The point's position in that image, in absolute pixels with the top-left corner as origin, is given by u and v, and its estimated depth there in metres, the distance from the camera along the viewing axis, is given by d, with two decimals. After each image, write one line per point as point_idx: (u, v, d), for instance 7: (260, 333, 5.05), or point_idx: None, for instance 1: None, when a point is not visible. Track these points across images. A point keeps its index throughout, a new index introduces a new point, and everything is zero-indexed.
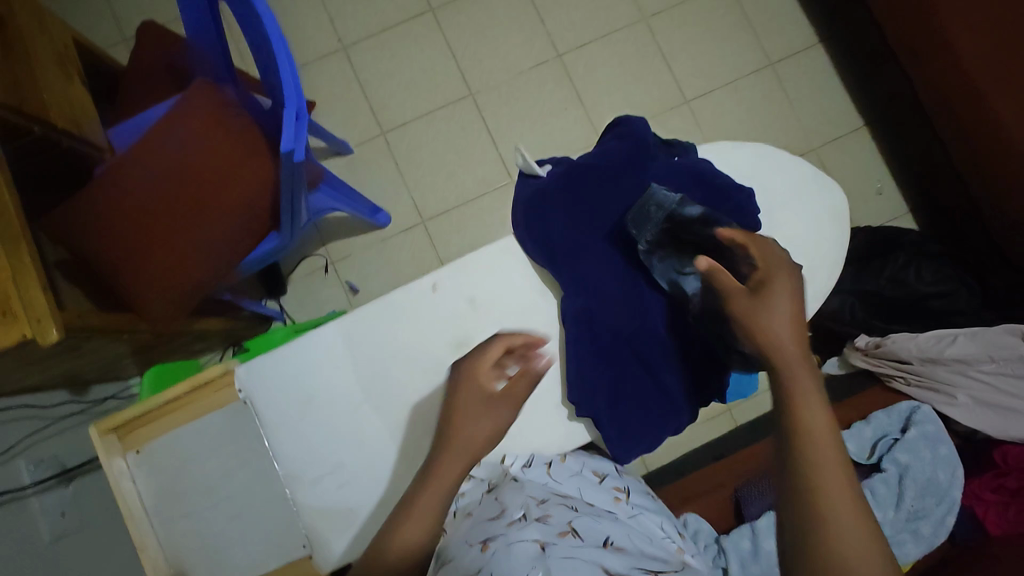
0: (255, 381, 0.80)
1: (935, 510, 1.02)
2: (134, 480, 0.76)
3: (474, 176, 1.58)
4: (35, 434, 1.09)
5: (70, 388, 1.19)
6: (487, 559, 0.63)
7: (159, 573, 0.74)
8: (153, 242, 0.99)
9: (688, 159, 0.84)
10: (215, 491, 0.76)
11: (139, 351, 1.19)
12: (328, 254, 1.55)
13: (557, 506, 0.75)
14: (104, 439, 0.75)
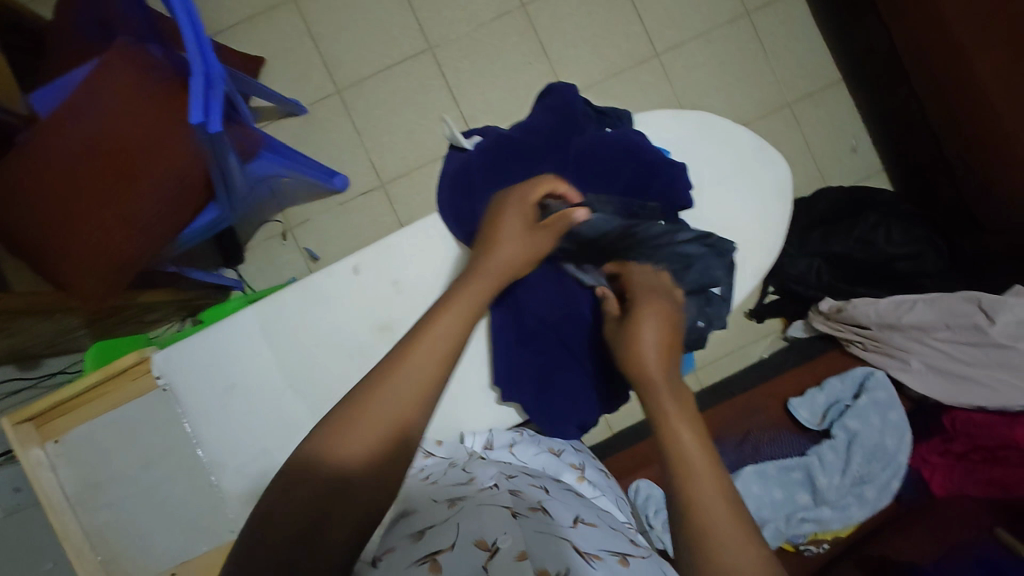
0: (175, 370, 0.78)
1: (880, 474, 1.04)
2: (54, 470, 0.75)
3: (435, 136, 1.52)
4: None
5: (16, 363, 1.16)
6: (453, 514, 0.65)
7: (86, 558, 0.74)
8: (78, 216, 0.93)
9: (621, 133, 0.81)
10: (136, 481, 0.76)
11: (86, 326, 1.16)
12: (285, 220, 1.51)
13: (526, 483, 0.75)
14: (17, 430, 0.74)
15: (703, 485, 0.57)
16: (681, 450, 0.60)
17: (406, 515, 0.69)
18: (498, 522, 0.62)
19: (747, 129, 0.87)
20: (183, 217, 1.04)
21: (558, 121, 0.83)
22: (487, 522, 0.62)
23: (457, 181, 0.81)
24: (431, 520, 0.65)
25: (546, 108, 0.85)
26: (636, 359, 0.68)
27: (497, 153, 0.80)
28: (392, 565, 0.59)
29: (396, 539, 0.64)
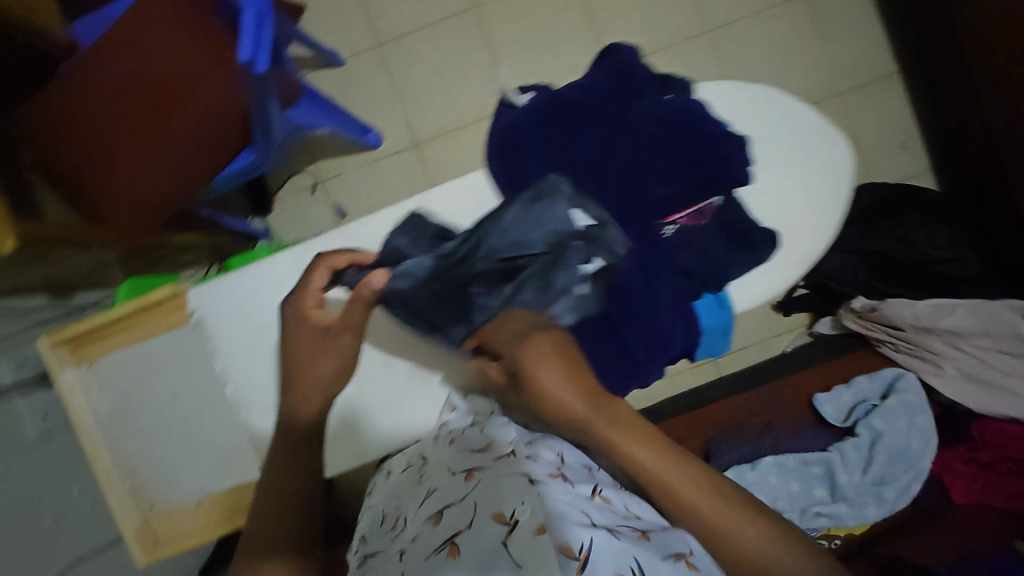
0: (208, 305, 0.79)
1: (902, 476, 1.03)
2: (86, 393, 0.78)
3: (472, 99, 1.49)
4: (18, 337, 1.09)
5: (51, 292, 1.18)
6: (469, 489, 0.73)
7: (114, 481, 0.77)
8: (123, 154, 0.91)
9: (681, 99, 0.73)
10: (166, 412, 0.78)
11: (120, 262, 1.18)
12: (317, 173, 1.50)
13: (544, 450, 0.80)
14: (54, 351, 0.76)
15: (647, 459, 0.62)
16: (620, 443, 0.63)
17: (428, 494, 0.78)
18: (515, 491, 0.69)
19: (812, 108, 0.83)
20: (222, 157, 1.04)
21: (615, 78, 0.74)
22: (506, 494, 0.69)
23: (502, 139, 0.74)
24: (450, 495, 0.74)
25: (604, 67, 0.78)
26: (555, 406, 0.64)
27: (542, 112, 0.73)
28: (422, 546, 0.69)
29: (420, 521, 0.74)
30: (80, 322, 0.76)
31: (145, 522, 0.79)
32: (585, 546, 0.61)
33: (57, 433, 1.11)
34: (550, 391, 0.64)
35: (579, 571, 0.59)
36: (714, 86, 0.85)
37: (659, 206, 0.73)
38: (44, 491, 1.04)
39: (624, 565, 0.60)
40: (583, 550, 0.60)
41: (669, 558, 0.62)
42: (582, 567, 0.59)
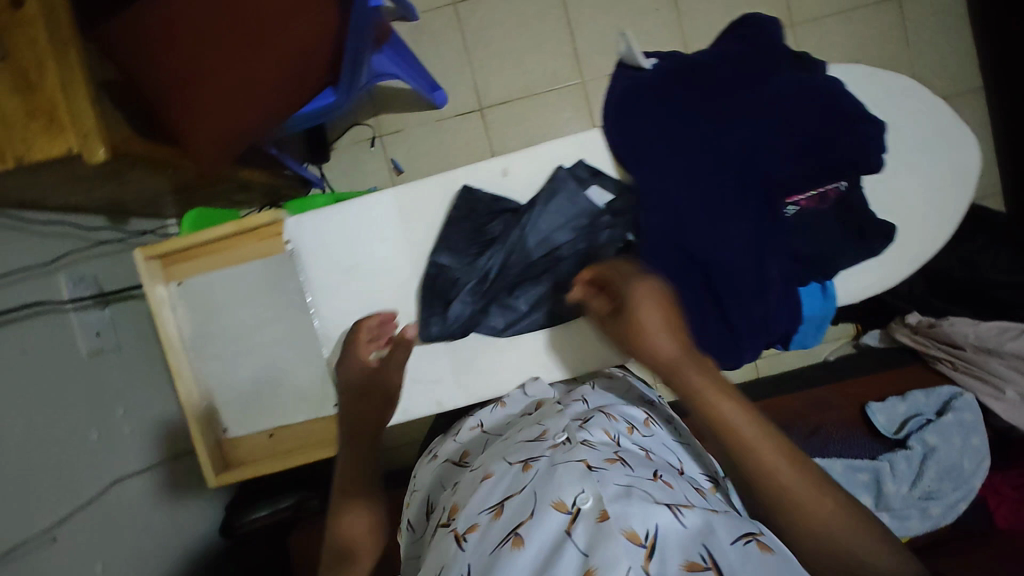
0: (303, 233, 0.83)
1: (949, 493, 1.01)
2: (174, 309, 0.83)
3: (544, 68, 1.46)
4: (75, 253, 1.09)
5: (108, 215, 1.18)
6: (528, 478, 0.65)
7: (192, 398, 0.82)
8: (203, 76, 0.86)
9: (820, 76, 0.68)
10: (250, 338, 0.84)
11: (175, 195, 1.17)
12: (377, 127, 1.47)
13: (599, 430, 0.72)
14: (150, 264, 0.81)
15: (735, 419, 0.60)
16: (715, 404, 0.60)
17: (482, 480, 0.70)
18: (573, 477, 0.62)
19: (941, 101, 0.79)
20: (300, 100, 1.02)
21: (758, 49, 0.69)
22: (562, 478, 0.62)
23: (623, 98, 0.72)
24: (508, 486, 0.65)
25: (742, 36, 0.73)
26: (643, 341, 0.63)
27: (671, 76, 0.70)
28: (479, 540, 0.61)
29: (475, 510, 0.66)
30: (180, 238, 0.80)
31: (219, 444, 0.85)
32: (650, 533, 0.54)
33: (106, 351, 1.11)
34: (654, 331, 0.62)
35: (645, 560, 0.52)
36: (849, 69, 0.82)
37: (778, 185, 0.66)
38: (90, 409, 1.04)
39: (691, 553, 0.53)
40: (649, 537, 0.54)
41: (738, 542, 0.54)
42: (649, 556, 0.52)
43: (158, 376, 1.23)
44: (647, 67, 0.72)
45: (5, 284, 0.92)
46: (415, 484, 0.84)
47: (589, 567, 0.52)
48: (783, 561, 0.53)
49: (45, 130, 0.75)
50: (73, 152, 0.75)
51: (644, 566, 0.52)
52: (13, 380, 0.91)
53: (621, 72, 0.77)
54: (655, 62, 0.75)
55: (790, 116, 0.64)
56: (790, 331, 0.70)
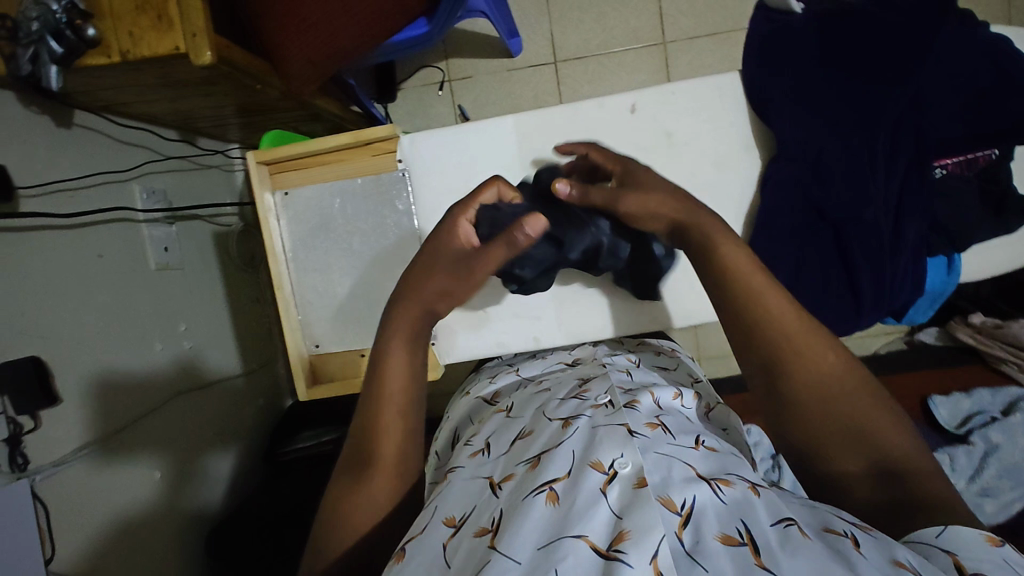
0: (415, 153, 0.82)
1: (1007, 492, 1.00)
2: (278, 216, 0.84)
3: (625, 26, 1.41)
4: (149, 164, 1.07)
5: (179, 129, 1.15)
6: (567, 435, 0.55)
7: (289, 308, 0.83)
8: None
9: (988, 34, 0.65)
10: (350, 255, 0.84)
11: (242, 118, 1.14)
12: (448, 70, 1.44)
13: (644, 392, 0.65)
14: (259, 169, 0.81)
15: (789, 324, 0.58)
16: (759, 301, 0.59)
17: (519, 436, 0.61)
18: (614, 438, 0.53)
19: None
20: (400, 26, 0.98)
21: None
22: (601, 439, 0.53)
23: (765, 43, 0.70)
24: (543, 443, 0.57)
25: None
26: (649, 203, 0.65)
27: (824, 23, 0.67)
28: (510, 491, 0.52)
29: (510, 464, 0.57)
30: (296, 146, 0.80)
31: (309, 359, 0.86)
32: (688, 502, 0.47)
33: (173, 268, 1.10)
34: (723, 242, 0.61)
35: (679, 529, 0.45)
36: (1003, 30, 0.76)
37: (934, 145, 0.66)
38: (156, 324, 1.04)
39: (728, 526, 0.45)
40: (686, 506, 0.46)
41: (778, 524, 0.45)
42: (683, 526, 0.45)
43: (215, 300, 1.22)
44: (798, 12, 0.70)
45: (85, 187, 0.91)
46: (448, 420, 0.83)
47: (621, 531, 0.44)
48: (832, 546, 0.43)
49: (155, 26, 0.75)
50: (181, 52, 0.75)
51: (678, 533, 0.45)
52: (90, 285, 0.90)
53: (762, 16, 0.74)
54: (801, 7, 0.72)
55: (957, 74, 0.64)
56: (908, 302, 0.70)
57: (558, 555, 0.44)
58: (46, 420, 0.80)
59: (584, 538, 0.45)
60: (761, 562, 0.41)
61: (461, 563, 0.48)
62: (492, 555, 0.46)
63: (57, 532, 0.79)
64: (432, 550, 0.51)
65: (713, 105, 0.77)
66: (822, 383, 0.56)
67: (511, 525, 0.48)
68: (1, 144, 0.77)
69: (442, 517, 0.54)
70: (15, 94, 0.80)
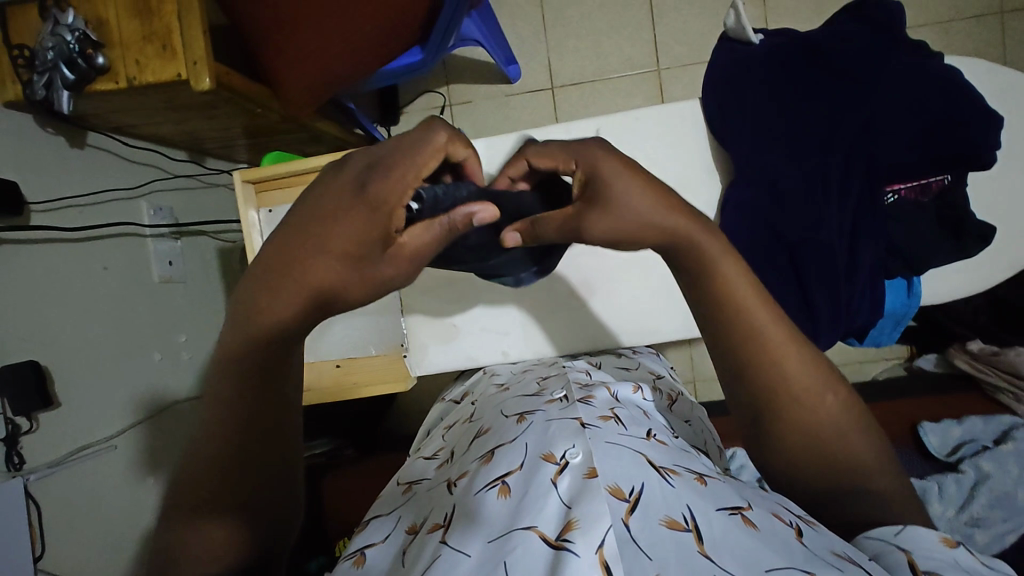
0: None
1: (999, 523, 0.97)
2: (262, 232, 0.89)
3: (620, 54, 1.45)
4: (157, 182, 1.12)
5: (189, 150, 1.22)
6: (522, 430, 0.58)
7: None
8: (300, 19, 0.87)
9: (938, 65, 0.68)
10: None
11: (248, 139, 1.20)
12: (448, 95, 1.49)
13: (601, 387, 0.66)
14: (244, 187, 0.86)
15: (797, 368, 0.57)
16: (766, 333, 0.57)
17: (478, 435, 0.63)
18: (566, 432, 0.54)
19: None
20: (390, 56, 1.03)
21: (876, 32, 0.69)
22: (554, 433, 0.55)
23: (727, 74, 0.74)
24: (500, 439, 0.59)
25: (859, 15, 0.71)
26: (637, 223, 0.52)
27: (785, 53, 0.70)
28: (464, 487, 0.54)
29: (468, 461, 0.59)
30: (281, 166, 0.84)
31: None
32: (636, 489, 0.47)
33: (175, 281, 1.15)
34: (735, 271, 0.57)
35: (627, 515, 0.45)
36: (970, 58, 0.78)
37: (884, 170, 0.67)
38: (156, 334, 1.08)
39: (673, 510, 0.46)
40: (634, 493, 0.47)
41: (723, 508, 0.46)
42: (631, 511, 0.45)
43: (217, 314, 1.27)
44: (756, 43, 0.74)
45: (94, 203, 0.97)
46: (422, 428, 0.86)
47: (570, 520, 0.45)
48: (773, 535, 0.44)
49: (159, 55, 0.80)
50: (182, 79, 0.81)
51: (626, 520, 0.44)
52: (94, 297, 0.95)
53: (726, 47, 0.77)
54: (763, 39, 0.76)
55: (911, 104, 0.65)
56: (868, 325, 0.71)
57: (509, 546, 0.44)
58: (43, 423, 0.84)
59: (535, 529, 0.45)
60: (703, 550, 0.42)
61: (415, 561, 0.49)
62: (443, 550, 0.47)
63: (48, 533, 0.82)
64: (393, 556, 0.53)
65: (679, 131, 0.79)
66: (818, 418, 0.57)
67: (464, 523, 0.49)
68: (16, 163, 0.83)
69: (405, 526, 0.56)
70: (32, 117, 0.86)
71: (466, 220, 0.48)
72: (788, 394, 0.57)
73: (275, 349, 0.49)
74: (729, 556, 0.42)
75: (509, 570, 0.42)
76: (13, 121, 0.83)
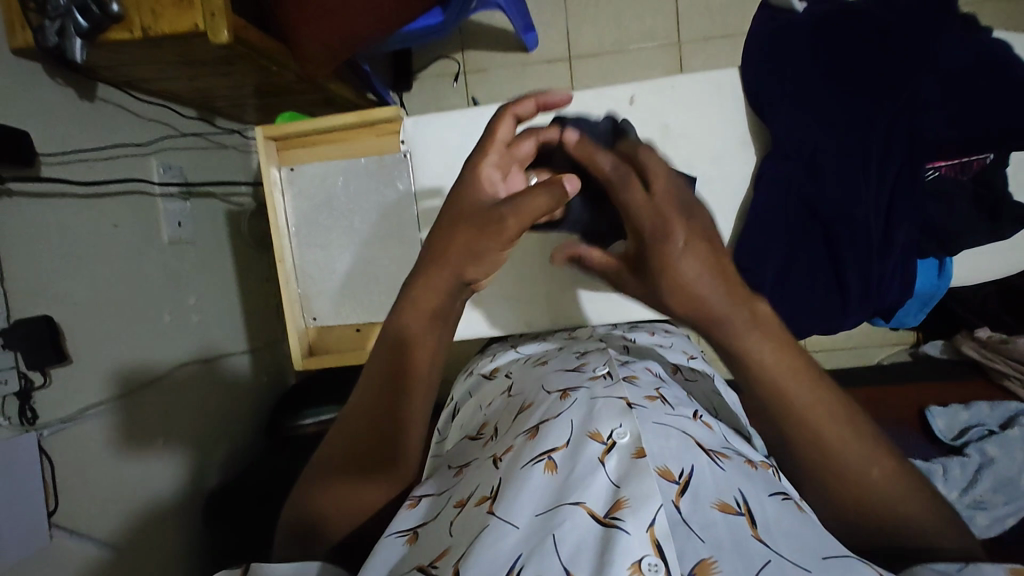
0: (419, 137, 0.83)
1: (1000, 506, 0.97)
2: (283, 191, 0.87)
3: (640, 25, 1.41)
4: (166, 139, 1.10)
5: (198, 108, 1.19)
6: (566, 405, 0.58)
7: (290, 284, 0.86)
8: None
9: (984, 39, 0.67)
10: (348, 232, 0.86)
11: (259, 100, 1.17)
12: (463, 62, 1.45)
13: (643, 368, 0.67)
14: (266, 144, 0.84)
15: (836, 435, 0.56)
16: (784, 387, 0.56)
17: (521, 410, 0.63)
18: (612, 412, 0.54)
19: None
20: (412, 18, 1.00)
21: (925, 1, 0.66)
22: (600, 410, 0.55)
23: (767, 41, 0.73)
24: (545, 413, 0.58)
25: None
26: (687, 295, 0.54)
27: (827, 20, 0.69)
28: (509, 462, 0.53)
29: (511, 436, 0.59)
30: (307, 123, 0.83)
31: (306, 331, 0.89)
32: (686, 471, 0.49)
33: (185, 242, 1.13)
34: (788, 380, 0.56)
35: (677, 497, 0.46)
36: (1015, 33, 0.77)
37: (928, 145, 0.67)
38: (166, 296, 1.07)
39: (725, 495, 0.47)
40: (684, 475, 0.48)
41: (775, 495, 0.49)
42: (681, 494, 0.47)
43: (226, 278, 1.26)
44: (799, 12, 0.72)
45: (105, 157, 0.95)
46: (449, 400, 0.85)
47: (619, 499, 0.46)
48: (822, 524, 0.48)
49: (176, 5, 0.77)
50: (199, 31, 0.78)
51: (677, 502, 0.46)
52: (105, 254, 0.93)
53: (766, 15, 0.76)
54: (805, 8, 0.74)
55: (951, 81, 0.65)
56: (899, 302, 0.72)
57: (556, 521, 0.45)
58: (56, 379, 0.83)
59: (582, 505, 0.46)
60: (756, 534, 0.44)
61: (462, 532, 0.49)
62: (491, 520, 0.47)
63: (62, 490, 0.82)
64: (437, 523, 0.53)
65: (711, 103, 0.79)
66: (849, 471, 0.56)
67: (510, 493, 0.49)
68: (25, 114, 0.81)
69: (453, 499, 0.55)
70: (42, 65, 0.84)
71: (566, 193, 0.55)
72: (819, 444, 0.57)
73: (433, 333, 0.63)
74: (781, 542, 0.44)
75: (559, 544, 0.43)
76: (22, 68, 0.81)
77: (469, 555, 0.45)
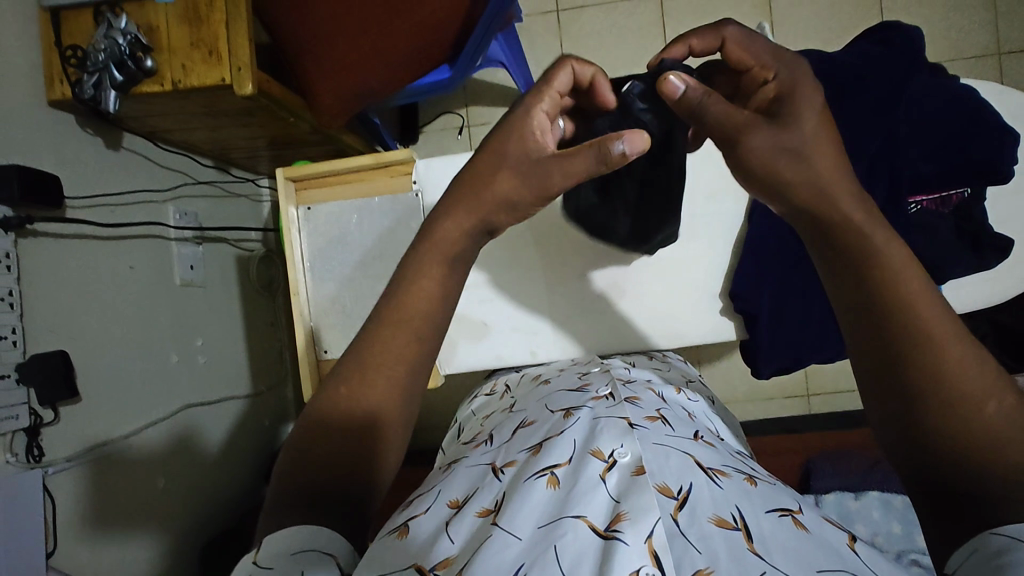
0: (430, 179, 0.89)
1: None
2: (298, 228, 0.91)
3: None
4: (184, 186, 1.15)
5: (215, 158, 1.25)
6: (569, 424, 0.59)
7: (303, 317, 0.89)
8: (340, 32, 0.92)
9: (951, 87, 0.74)
10: (360, 268, 0.90)
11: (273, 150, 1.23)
12: (466, 116, 1.53)
13: (645, 390, 0.68)
14: (286, 184, 0.88)
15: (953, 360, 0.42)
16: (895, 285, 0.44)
17: (522, 426, 0.64)
18: (614, 431, 0.56)
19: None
20: (420, 74, 1.06)
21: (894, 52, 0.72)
22: (603, 429, 0.56)
23: None
24: (549, 430, 0.60)
25: (878, 38, 0.75)
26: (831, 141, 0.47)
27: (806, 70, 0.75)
28: (513, 473, 0.54)
29: (513, 450, 0.59)
30: (325, 165, 0.87)
31: (316, 363, 0.91)
32: (684, 488, 0.49)
33: (196, 284, 1.16)
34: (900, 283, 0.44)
35: (675, 511, 0.47)
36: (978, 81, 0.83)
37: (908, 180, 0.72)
38: (175, 336, 1.08)
39: (722, 510, 0.47)
40: (682, 492, 0.48)
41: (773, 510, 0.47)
42: (679, 508, 0.47)
43: (233, 320, 1.28)
44: None
45: (126, 201, 0.99)
46: (454, 421, 0.87)
47: (618, 513, 0.46)
48: (826, 541, 0.45)
49: (206, 59, 0.84)
50: (226, 83, 0.84)
51: (674, 516, 0.46)
52: (120, 294, 0.96)
53: None
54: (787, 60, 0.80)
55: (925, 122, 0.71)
56: None
57: (558, 531, 0.45)
58: (64, 416, 0.83)
59: (583, 518, 0.46)
60: (754, 547, 0.43)
61: (461, 538, 0.49)
62: (495, 531, 0.47)
63: (61, 531, 0.81)
64: (431, 522, 0.52)
65: None
66: (962, 399, 0.41)
67: (510, 508, 0.49)
68: (54, 161, 0.85)
69: (445, 499, 0.55)
70: (74, 116, 0.89)
71: (621, 157, 0.51)
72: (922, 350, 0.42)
73: (446, 279, 0.54)
74: (778, 550, 0.43)
75: (560, 555, 0.43)
76: (55, 118, 0.86)
77: (472, 563, 0.45)
